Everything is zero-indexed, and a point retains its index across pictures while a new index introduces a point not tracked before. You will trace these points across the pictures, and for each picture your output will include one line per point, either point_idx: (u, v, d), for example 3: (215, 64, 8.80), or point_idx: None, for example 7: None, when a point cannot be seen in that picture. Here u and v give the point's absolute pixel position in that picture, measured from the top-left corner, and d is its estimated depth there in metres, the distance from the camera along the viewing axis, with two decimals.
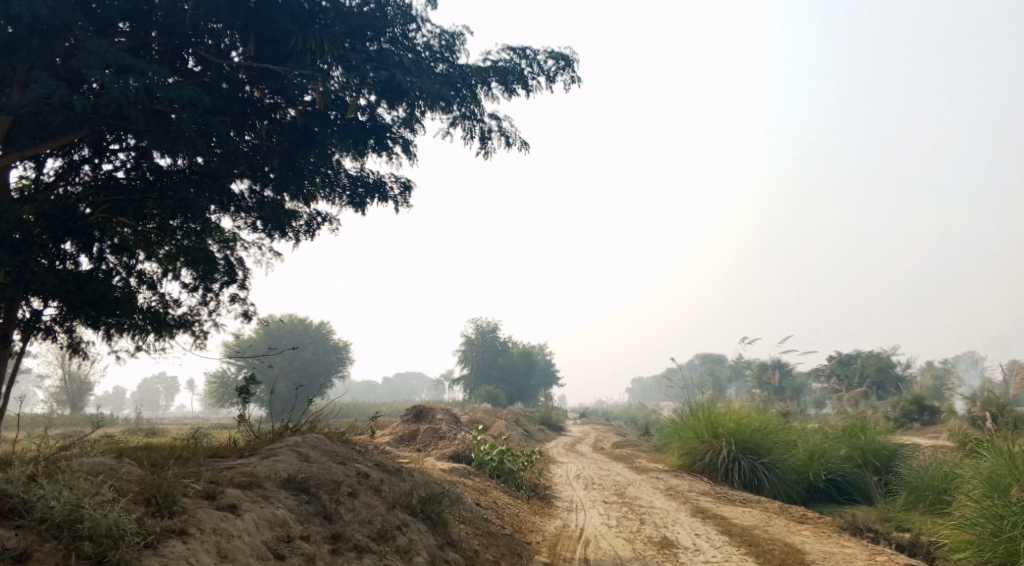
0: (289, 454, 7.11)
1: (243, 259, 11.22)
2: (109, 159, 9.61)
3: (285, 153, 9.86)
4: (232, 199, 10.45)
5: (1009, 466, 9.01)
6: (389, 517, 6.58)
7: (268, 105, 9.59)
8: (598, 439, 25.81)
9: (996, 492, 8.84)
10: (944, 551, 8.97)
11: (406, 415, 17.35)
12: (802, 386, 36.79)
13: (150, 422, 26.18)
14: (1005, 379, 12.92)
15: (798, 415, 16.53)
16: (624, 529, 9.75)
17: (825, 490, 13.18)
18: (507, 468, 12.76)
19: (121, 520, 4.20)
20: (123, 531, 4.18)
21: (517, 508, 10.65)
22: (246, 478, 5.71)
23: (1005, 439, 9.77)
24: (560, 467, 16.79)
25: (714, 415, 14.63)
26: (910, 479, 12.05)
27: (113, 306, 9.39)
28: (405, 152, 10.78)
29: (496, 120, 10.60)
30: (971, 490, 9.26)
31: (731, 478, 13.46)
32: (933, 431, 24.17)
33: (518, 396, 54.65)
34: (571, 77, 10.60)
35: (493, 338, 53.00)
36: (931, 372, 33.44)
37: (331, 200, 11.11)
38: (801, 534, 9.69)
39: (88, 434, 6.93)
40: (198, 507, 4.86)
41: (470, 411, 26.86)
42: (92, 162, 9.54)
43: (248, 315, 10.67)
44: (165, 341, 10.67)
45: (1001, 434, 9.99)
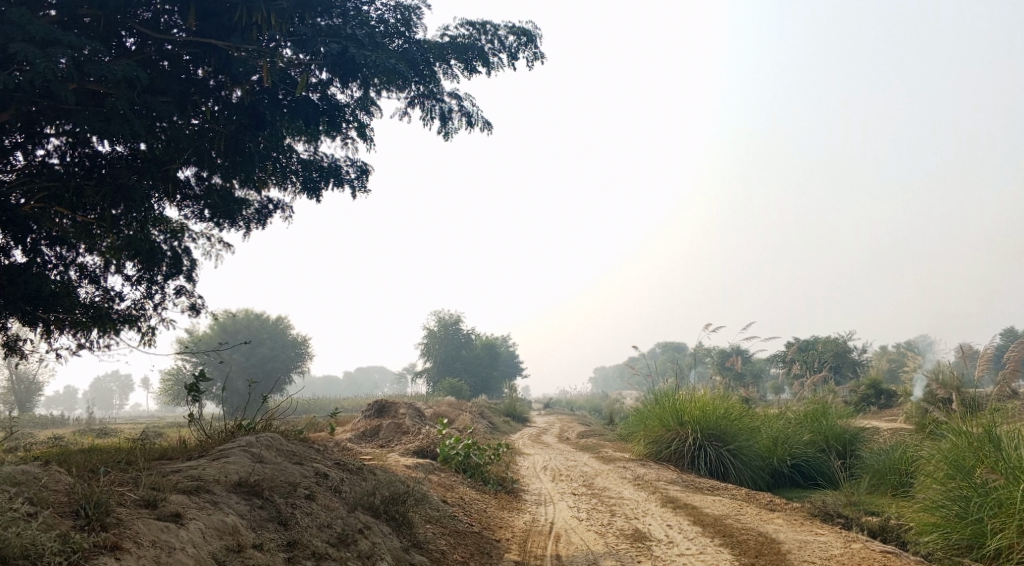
0: (241, 455, 6.63)
1: (190, 250, 10.64)
2: (42, 143, 8.91)
3: (232, 136, 9.31)
4: (178, 186, 9.86)
5: (971, 448, 8.87)
6: (350, 520, 6.18)
7: (211, 83, 9.03)
8: (564, 430, 25.62)
9: (961, 473, 8.76)
10: (911, 534, 8.91)
11: (368, 410, 16.83)
12: (762, 372, 37.23)
13: (101, 423, 25.16)
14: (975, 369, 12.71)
15: (760, 401, 16.57)
16: (595, 523, 9.51)
17: (790, 476, 13.19)
18: (474, 462, 12.42)
19: (38, 537, 3.75)
20: (41, 551, 3.73)
21: (484, 503, 10.35)
22: (192, 482, 5.25)
23: (964, 419, 9.75)
24: (526, 459, 16.55)
25: (679, 403, 14.50)
26: (872, 462, 12.10)
27: (49, 300, 8.72)
28: (361, 135, 10.35)
29: (456, 99, 10.20)
30: (935, 471, 9.22)
31: (698, 465, 13.35)
32: (889, 415, 24.57)
33: (483, 388, 54.32)
34: (533, 53, 10.25)
35: (456, 330, 52.60)
36: (885, 357, 34.07)
37: (282, 185, 10.60)
38: (775, 522, 9.58)
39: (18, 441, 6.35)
40: (137, 517, 4.38)
41: (435, 405, 26.44)
42: (25, 147, 8.83)
43: (196, 308, 10.09)
44: (109, 338, 10.04)
45: (962, 414, 10.03)
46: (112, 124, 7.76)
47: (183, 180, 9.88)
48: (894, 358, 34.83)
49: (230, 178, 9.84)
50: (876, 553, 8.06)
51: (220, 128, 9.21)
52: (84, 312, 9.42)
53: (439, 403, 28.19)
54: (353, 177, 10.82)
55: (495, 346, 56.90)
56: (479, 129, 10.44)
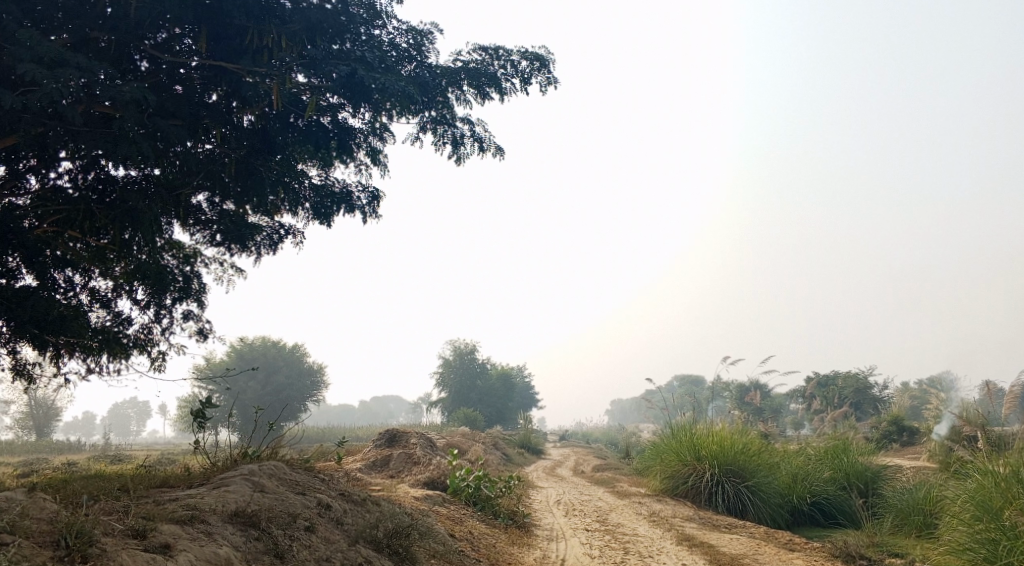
0: (242, 484, 6.45)
1: (201, 275, 10.62)
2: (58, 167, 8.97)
3: (243, 160, 9.33)
4: (190, 211, 9.88)
5: (996, 487, 8.51)
6: (349, 553, 5.96)
7: (222, 105, 9.06)
8: (579, 463, 25.14)
9: (987, 514, 8.37)
10: None
11: (379, 440, 16.58)
12: (781, 407, 36.49)
13: (115, 451, 25.08)
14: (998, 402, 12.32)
15: (779, 437, 16.12)
16: (607, 560, 9.18)
17: (809, 514, 12.72)
18: (484, 495, 12.14)
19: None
20: None
21: (494, 538, 10.06)
22: (187, 511, 5.09)
23: (989, 457, 9.36)
24: (539, 492, 16.20)
25: (695, 437, 14.15)
26: (895, 501, 11.65)
27: (57, 323, 8.67)
28: (374, 161, 10.36)
29: (468, 125, 10.17)
30: (961, 512, 8.81)
31: (715, 502, 12.94)
32: (913, 453, 23.87)
33: (498, 419, 53.81)
34: (546, 78, 10.23)
35: (472, 360, 52.33)
36: (909, 393, 33.27)
37: (294, 211, 10.58)
38: (793, 563, 9.18)
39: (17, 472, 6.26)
40: (123, 548, 4.21)
41: (449, 435, 26.09)
42: (40, 171, 8.90)
43: (203, 332, 10.02)
44: (118, 363, 9.97)
45: (987, 453, 9.64)
46: (120, 145, 7.83)
47: (195, 205, 9.90)
48: (916, 395, 34.03)
49: (242, 204, 9.91)
50: None
51: (233, 152, 9.23)
52: (93, 336, 9.37)
53: (452, 434, 27.85)
54: (365, 203, 10.79)
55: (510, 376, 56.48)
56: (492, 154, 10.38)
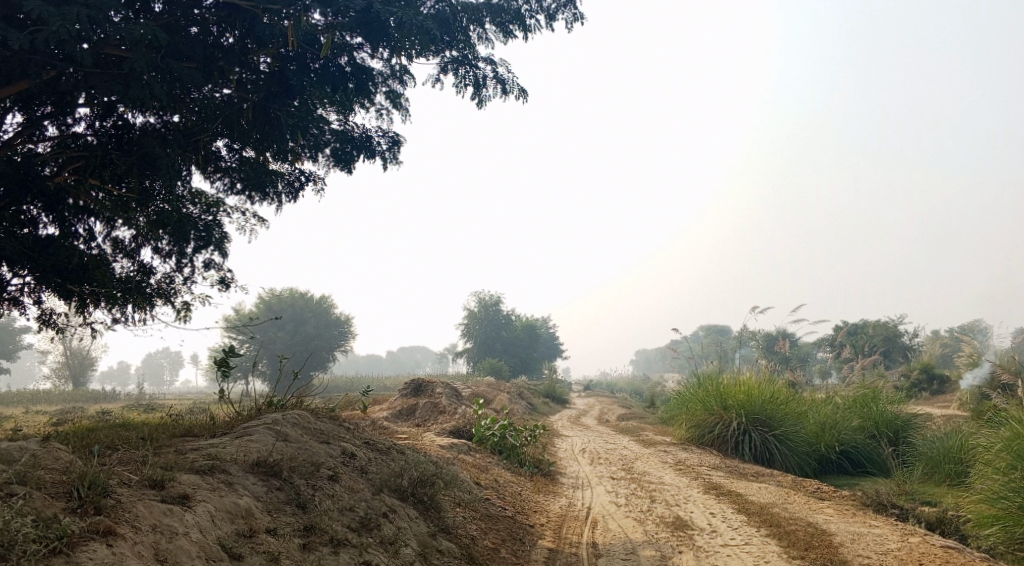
0: (265, 433, 6.38)
1: (223, 224, 10.45)
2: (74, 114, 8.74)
3: (260, 105, 9.04)
4: (210, 157, 9.66)
5: None
6: (374, 503, 5.88)
7: (238, 47, 8.67)
8: (603, 412, 25.15)
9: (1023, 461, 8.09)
10: (970, 525, 8.26)
11: (405, 389, 16.60)
12: (809, 355, 36.05)
13: (148, 399, 25.62)
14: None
15: (807, 385, 15.84)
16: (634, 508, 9.09)
17: (837, 462, 12.50)
18: (510, 443, 12.10)
19: (11, 520, 3.46)
20: (17, 538, 3.45)
21: (520, 486, 10.03)
22: (208, 462, 5.02)
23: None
24: (565, 441, 16.20)
25: (723, 386, 13.92)
26: (926, 450, 11.39)
27: (80, 273, 8.62)
28: (395, 105, 10.02)
29: (491, 65, 9.73)
30: (995, 460, 8.54)
31: (741, 450, 12.78)
32: (943, 402, 23.47)
33: (522, 369, 54.09)
34: (573, 14, 9.70)
35: (496, 311, 52.43)
36: (940, 340, 32.58)
37: (314, 158, 10.32)
38: (824, 512, 9.00)
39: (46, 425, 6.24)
40: (138, 499, 4.13)
41: (473, 385, 26.19)
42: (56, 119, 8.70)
43: (225, 282, 9.93)
44: (143, 313, 9.94)
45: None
46: (131, 88, 7.63)
47: (215, 151, 9.67)
48: (947, 343, 33.36)
49: (263, 151, 9.65)
50: (937, 548, 7.43)
51: (250, 97, 8.94)
52: (118, 286, 9.31)
53: (477, 383, 27.99)
54: (385, 149, 10.49)
55: (535, 326, 56.57)
56: (515, 97, 9.96)
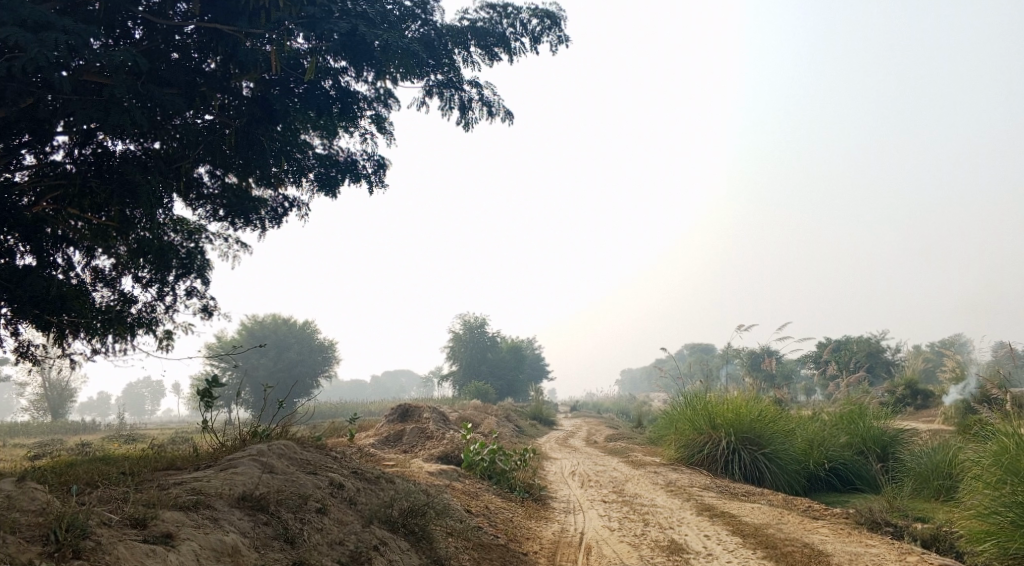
0: (250, 465, 6.20)
1: (205, 251, 10.30)
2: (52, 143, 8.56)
3: (243, 130, 8.91)
4: (193, 184, 9.51)
5: (1020, 448, 8.23)
6: (364, 535, 5.72)
7: (220, 73, 8.63)
8: (591, 433, 25.01)
9: (1012, 475, 8.08)
10: (962, 542, 8.22)
11: (391, 415, 16.37)
12: (793, 372, 36.20)
13: (128, 430, 25.10)
14: (1014, 357, 12.04)
15: (793, 402, 15.84)
16: (627, 533, 8.95)
17: (826, 479, 12.46)
18: (499, 468, 11.93)
19: None
20: None
21: (511, 512, 9.85)
22: (192, 497, 4.84)
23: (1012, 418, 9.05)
24: (554, 463, 16.04)
25: (710, 405, 13.85)
26: (914, 465, 11.40)
27: (57, 303, 8.42)
28: (380, 129, 9.97)
29: (477, 88, 9.74)
30: (983, 474, 8.54)
31: (731, 470, 12.68)
32: (928, 417, 23.62)
33: (509, 391, 53.77)
34: (558, 37, 9.75)
35: (481, 333, 52.28)
36: (922, 355, 32.88)
37: (298, 183, 10.21)
38: (819, 532, 8.92)
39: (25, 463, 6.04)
40: (120, 540, 3.96)
41: (461, 408, 25.93)
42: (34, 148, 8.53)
43: (207, 309, 9.75)
44: (124, 343, 9.72)
45: (1010, 414, 9.35)
46: (111, 113, 7.49)
47: (198, 178, 9.53)
48: (929, 358, 33.65)
49: (246, 176, 9.51)
50: None
51: (232, 122, 8.86)
52: (98, 316, 9.11)
53: (464, 407, 27.73)
54: (370, 172, 10.42)
55: (520, 348, 56.40)
56: (501, 119, 9.96)
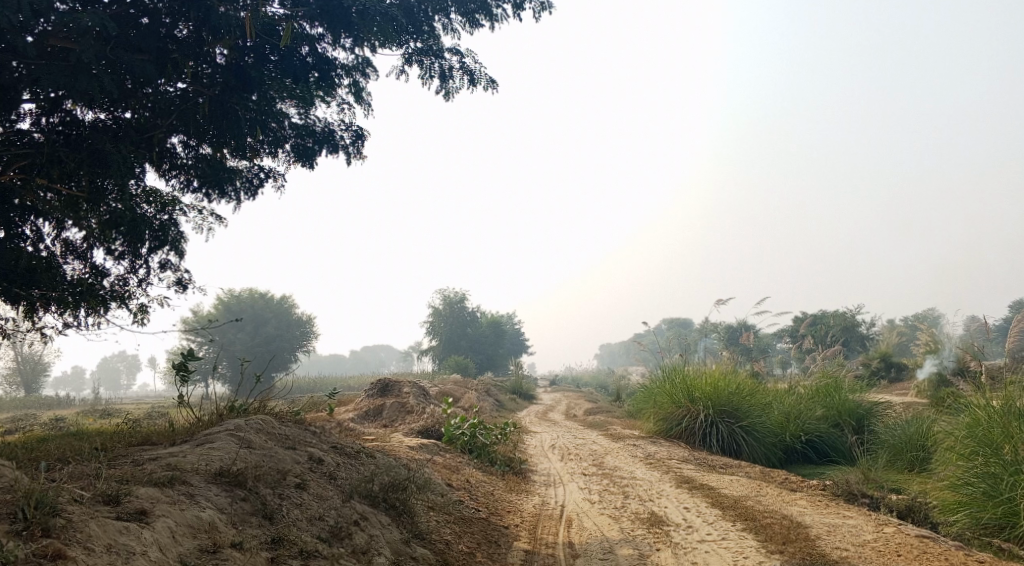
0: (227, 440, 6.09)
1: (179, 224, 10.04)
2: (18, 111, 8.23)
3: (216, 99, 8.66)
4: (165, 154, 9.24)
5: (992, 420, 8.37)
6: (344, 510, 5.66)
7: (193, 39, 8.29)
8: (570, 407, 25.17)
9: (984, 447, 8.23)
10: (935, 512, 8.39)
11: (371, 389, 16.28)
12: (770, 346, 36.65)
13: (104, 404, 24.78)
14: (986, 330, 12.24)
15: (769, 376, 16.01)
16: (608, 505, 9.00)
17: (802, 452, 12.65)
18: (480, 442, 11.92)
19: None
20: None
21: (492, 485, 9.86)
22: (167, 473, 4.73)
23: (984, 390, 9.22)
24: (534, 437, 16.09)
25: (689, 379, 13.92)
26: (888, 437, 11.60)
27: (26, 275, 8.17)
28: (358, 100, 9.75)
29: (458, 56, 9.51)
30: (955, 446, 8.70)
31: (709, 443, 12.79)
32: (900, 390, 24.08)
33: (488, 365, 53.93)
34: (540, 4, 9.54)
35: (461, 308, 52.23)
36: (895, 329, 33.44)
37: (274, 154, 9.98)
38: (797, 503, 9.05)
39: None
40: (91, 517, 3.85)
41: (441, 383, 25.95)
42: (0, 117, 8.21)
43: (182, 282, 9.54)
44: (97, 317, 9.47)
45: (982, 387, 9.52)
46: (79, 79, 7.24)
47: (170, 148, 9.25)
48: (902, 332, 34.22)
49: (220, 148, 9.19)
50: (912, 537, 7.50)
51: (206, 91, 8.61)
52: (70, 289, 8.84)
53: (444, 382, 27.73)
54: (348, 143, 10.20)
55: (500, 323, 56.48)
56: (483, 88, 9.76)
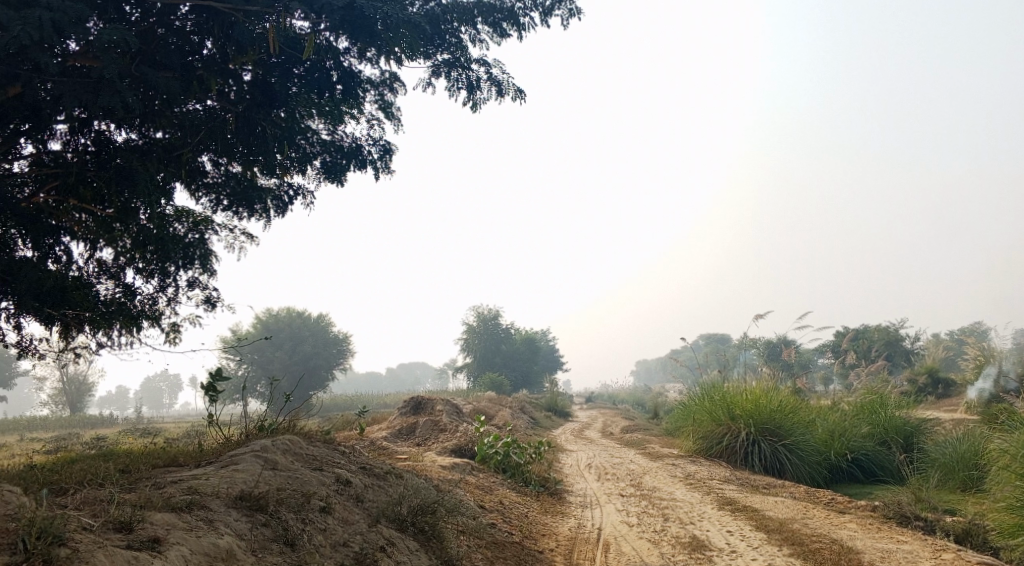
0: (252, 461, 5.93)
1: (210, 243, 10.05)
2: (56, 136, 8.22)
3: (242, 115, 8.64)
4: (196, 174, 9.24)
5: None
6: (370, 536, 5.44)
7: (219, 56, 8.33)
8: (607, 425, 24.64)
9: None
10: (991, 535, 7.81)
11: (404, 408, 16.13)
12: (811, 362, 35.58)
13: (144, 423, 25.13)
14: None
15: (811, 392, 15.40)
16: (647, 528, 8.61)
17: (848, 471, 12.04)
18: (514, 462, 11.62)
19: None
20: None
21: (526, 507, 9.56)
22: (186, 497, 4.56)
23: None
24: (570, 456, 15.72)
25: (729, 395, 13.45)
26: (938, 456, 10.98)
27: (59, 296, 8.16)
28: (387, 115, 9.68)
29: (485, 67, 9.36)
30: (1013, 464, 8.13)
31: (751, 461, 12.27)
32: (949, 406, 23.05)
33: (523, 383, 53.58)
34: (568, 10, 9.35)
35: (496, 325, 51.97)
36: (944, 344, 32.13)
37: (303, 170, 9.93)
38: (848, 527, 8.53)
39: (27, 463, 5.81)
40: (100, 546, 3.69)
41: (476, 400, 25.70)
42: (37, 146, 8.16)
43: (211, 301, 9.51)
44: (130, 336, 9.47)
45: None
46: (100, 95, 7.26)
47: (200, 167, 9.27)
48: (950, 346, 32.88)
49: (249, 166, 9.20)
50: None
51: (231, 107, 8.61)
52: (103, 309, 8.84)
53: (479, 400, 27.47)
54: (377, 158, 10.10)
55: (535, 340, 56.13)
56: (511, 98, 9.59)
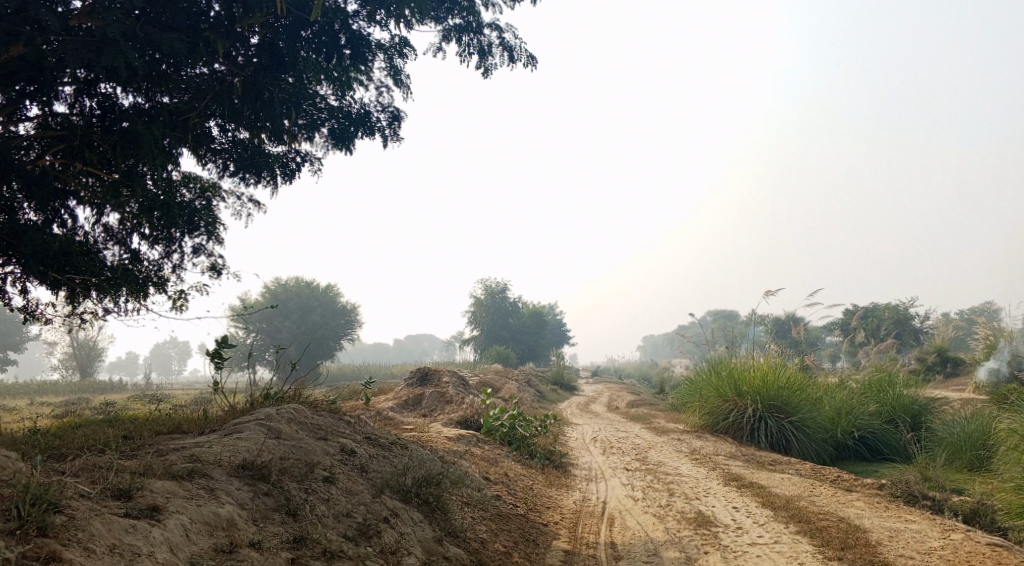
0: (256, 430, 5.87)
1: (217, 210, 9.94)
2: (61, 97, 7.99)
3: (249, 79, 8.50)
4: (203, 139, 9.09)
5: None
6: (374, 506, 5.39)
7: (226, 18, 8.03)
8: (613, 399, 24.60)
9: None
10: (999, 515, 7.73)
11: (411, 379, 16.10)
12: (819, 339, 35.33)
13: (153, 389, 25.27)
14: None
15: (820, 369, 15.25)
16: (653, 503, 8.56)
17: (855, 449, 11.96)
18: (519, 434, 11.58)
19: None
20: None
21: (530, 479, 9.53)
22: (187, 465, 4.51)
23: None
24: (575, 429, 15.69)
25: (737, 371, 13.32)
26: (946, 435, 10.87)
27: (65, 261, 8.07)
28: (397, 83, 9.47)
29: (497, 32, 9.12)
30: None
31: (757, 438, 12.19)
32: (957, 385, 22.86)
33: (529, 356, 53.61)
34: None
35: (503, 298, 51.80)
36: (954, 323, 31.78)
37: (311, 137, 9.77)
38: (854, 505, 8.45)
39: (31, 428, 5.77)
40: (97, 515, 3.65)
41: (483, 372, 25.66)
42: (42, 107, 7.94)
43: (216, 268, 9.43)
44: (137, 303, 9.41)
45: None
46: (103, 53, 7.12)
47: (207, 132, 9.12)
48: (960, 325, 32.54)
49: (256, 133, 9.06)
50: (983, 546, 6.88)
51: (237, 71, 8.44)
52: (109, 275, 8.76)
53: (485, 372, 27.47)
54: (385, 125, 9.91)
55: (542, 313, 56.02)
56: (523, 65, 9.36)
